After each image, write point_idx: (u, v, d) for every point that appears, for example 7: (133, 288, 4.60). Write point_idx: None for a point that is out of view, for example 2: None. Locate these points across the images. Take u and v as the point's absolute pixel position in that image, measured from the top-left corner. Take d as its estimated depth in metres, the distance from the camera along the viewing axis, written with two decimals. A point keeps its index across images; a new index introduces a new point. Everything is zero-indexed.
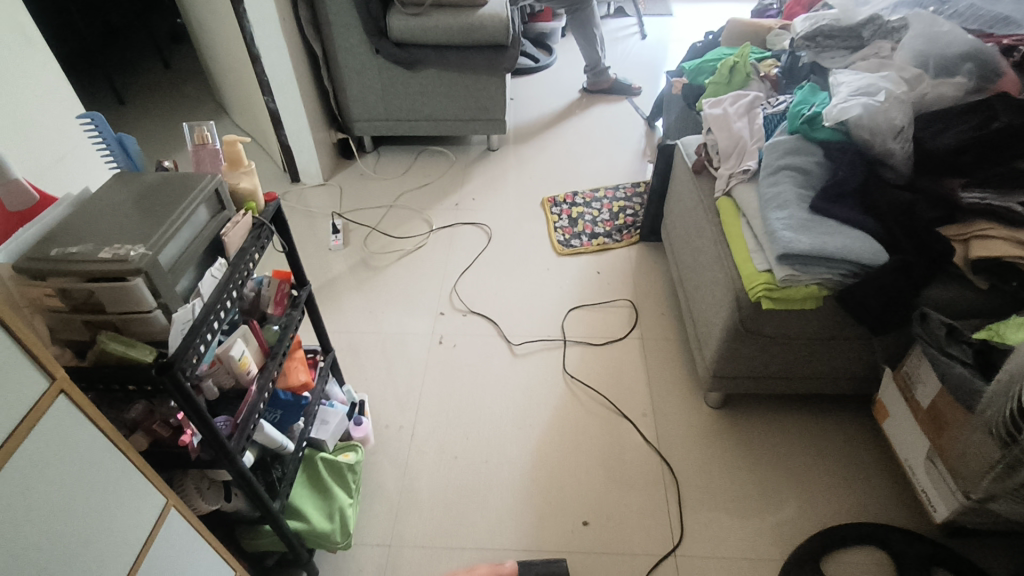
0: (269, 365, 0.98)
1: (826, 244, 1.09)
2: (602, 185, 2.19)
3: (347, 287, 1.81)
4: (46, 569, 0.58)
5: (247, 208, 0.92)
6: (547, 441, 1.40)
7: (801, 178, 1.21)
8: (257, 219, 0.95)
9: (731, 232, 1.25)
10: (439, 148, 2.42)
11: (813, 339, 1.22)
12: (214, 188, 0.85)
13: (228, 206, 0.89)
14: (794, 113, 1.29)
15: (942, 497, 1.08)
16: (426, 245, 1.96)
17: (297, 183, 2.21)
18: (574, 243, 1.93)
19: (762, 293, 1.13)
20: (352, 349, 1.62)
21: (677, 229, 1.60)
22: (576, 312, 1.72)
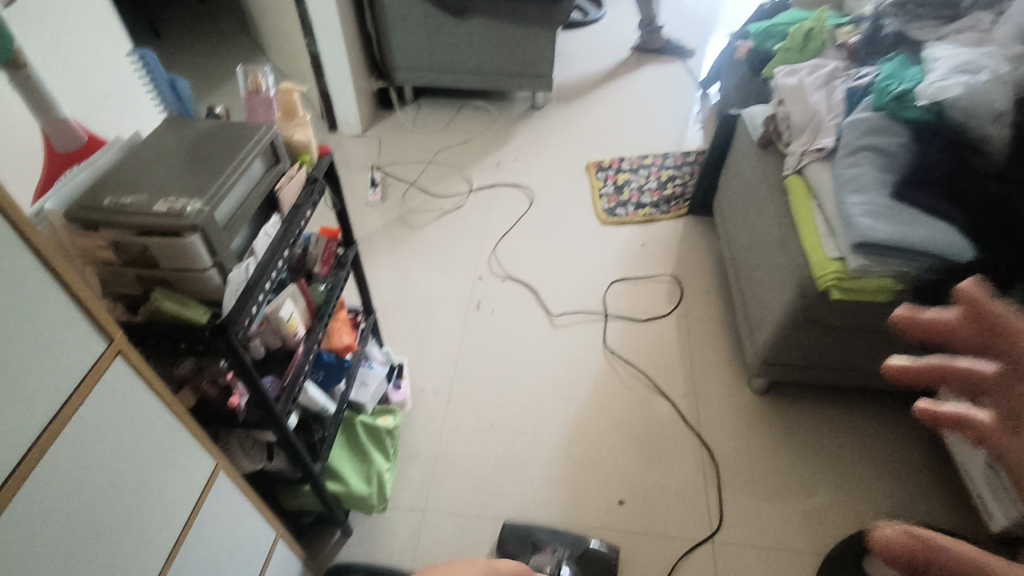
0: (315, 328, 0.96)
1: (907, 235, 1.01)
2: (650, 152, 2.10)
3: (385, 244, 1.77)
4: (103, 535, 0.56)
5: (302, 163, 0.87)
6: (584, 416, 1.37)
7: (883, 160, 1.12)
8: (310, 174, 0.90)
9: (800, 214, 1.17)
10: (481, 103, 2.33)
11: (877, 333, 1.15)
12: (270, 140, 0.80)
13: (283, 160, 0.84)
14: (881, 86, 1.17)
15: (1000, 507, 1.03)
16: (465, 205, 1.90)
17: (335, 132, 2.15)
18: (619, 212, 1.86)
19: (831, 282, 1.06)
20: (388, 309, 1.60)
21: (733, 206, 1.52)
22: (618, 285, 1.67)
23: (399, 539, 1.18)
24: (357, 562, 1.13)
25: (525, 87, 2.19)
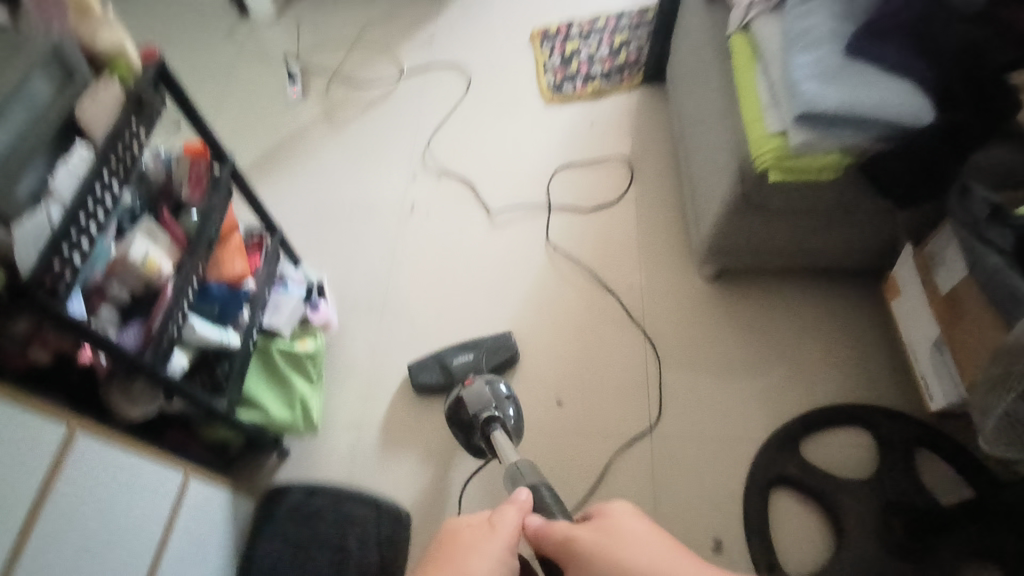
0: (187, 259, 0.86)
1: (855, 98, 0.86)
2: (602, 12, 1.83)
3: (306, 143, 1.63)
4: None
5: (114, 74, 0.73)
6: (526, 318, 1.31)
7: (842, 5, 0.94)
8: (134, 92, 0.75)
9: (743, 82, 1.00)
10: None
11: (824, 211, 1.03)
12: (52, 49, 0.65)
13: (81, 72, 0.69)
14: None
15: (939, 379, 0.99)
16: (395, 93, 1.71)
17: (247, 17, 1.90)
18: (566, 88, 1.66)
19: (771, 162, 0.93)
20: (318, 220, 1.49)
21: (684, 70, 1.32)
22: (562, 173, 1.53)
23: (336, 457, 1.17)
24: (296, 483, 1.14)
25: None
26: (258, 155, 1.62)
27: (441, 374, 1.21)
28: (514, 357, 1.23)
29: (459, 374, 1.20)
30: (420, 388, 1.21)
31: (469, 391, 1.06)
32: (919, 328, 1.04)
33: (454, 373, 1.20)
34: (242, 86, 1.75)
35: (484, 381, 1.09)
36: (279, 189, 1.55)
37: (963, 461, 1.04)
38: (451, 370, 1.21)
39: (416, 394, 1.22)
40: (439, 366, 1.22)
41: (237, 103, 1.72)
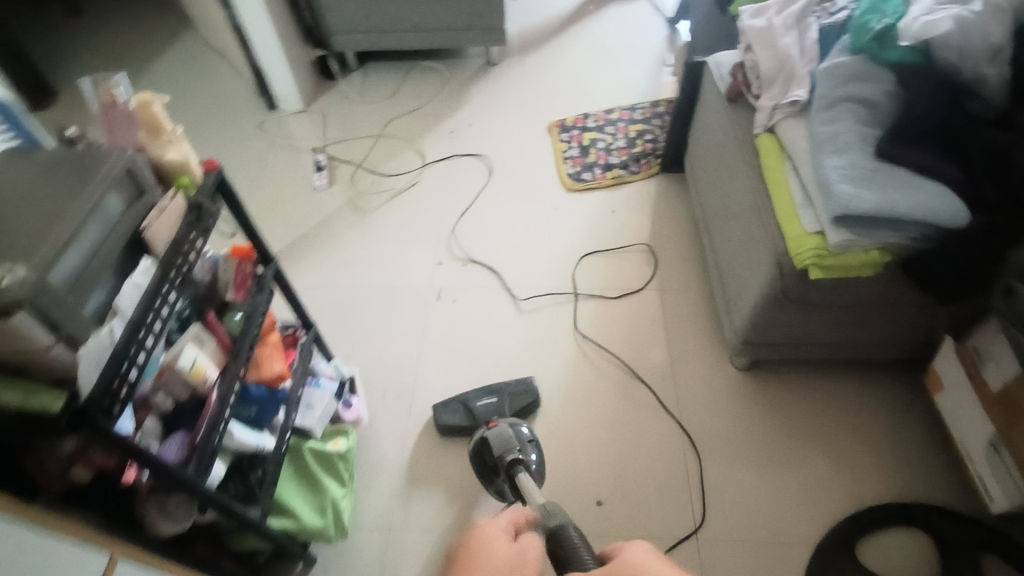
0: (233, 363, 0.84)
1: (893, 201, 0.88)
2: (616, 105, 1.92)
3: (333, 231, 1.65)
4: None
5: (180, 187, 0.73)
6: (560, 410, 1.29)
7: (866, 112, 0.97)
8: (195, 201, 0.75)
9: (773, 179, 1.03)
10: (430, 63, 2.10)
11: (861, 305, 1.04)
12: (125, 168, 0.66)
13: (150, 189, 0.70)
14: (859, 24, 1.00)
15: (996, 476, 0.97)
16: (419, 182, 1.75)
17: (274, 110, 1.98)
18: (586, 177, 1.71)
19: (811, 260, 0.93)
20: (345, 308, 1.49)
21: (706, 164, 1.36)
22: (588, 260, 1.54)
23: (367, 560, 1.12)
24: None
25: (474, 41, 1.96)
26: (285, 243, 1.63)
27: (464, 416, 1.24)
28: (536, 402, 1.26)
29: (482, 416, 1.23)
30: (443, 429, 1.24)
31: (494, 431, 1.08)
32: (969, 421, 1.02)
33: (477, 416, 1.22)
34: (269, 176, 1.80)
35: (509, 424, 1.11)
36: (306, 276, 1.56)
37: None
38: (474, 413, 1.24)
39: (440, 434, 1.25)
40: (462, 408, 1.26)
41: (265, 193, 1.75)
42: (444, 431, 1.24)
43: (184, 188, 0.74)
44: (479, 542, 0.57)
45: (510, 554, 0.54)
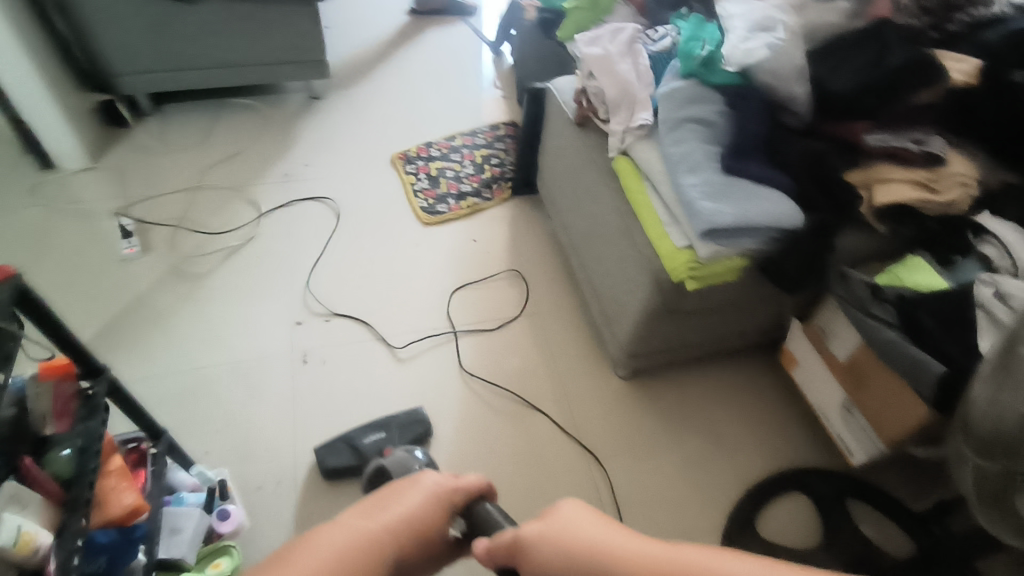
0: (69, 519, 0.66)
1: (746, 212, 0.97)
2: (456, 132, 1.90)
3: (158, 305, 1.41)
4: None
5: None
6: (461, 458, 1.22)
7: (707, 131, 1.07)
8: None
9: (637, 200, 1.08)
10: (245, 101, 1.90)
11: (727, 306, 1.13)
12: None
13: None
14: (684, 50, 1.11)
15: (853, 434, 1.11)
16: (257, 236, 1.57)
17: (52, 170, 1.64)
18: (440, 208, 1.67)
19: (684, 273, 0.99)
20: (191, 394, 1.27)
21: (562, 186, 1.40)
22: (459, 294, 1.50)
23: None
24: None
25: (294, 76, 1.81)
26: (96, 329, 1.35)
27: (351, 456, 1.17)
28: (427, 431, 1.23)
29: (370, 452, 1.18)
30: (329, 473, 1.16)
31: (390, 459, 0.98)
32: (823, 391, 1.16)
33: (364, 454, 1.17)
34: (60, 251, 1.48)
35: (405, 448, 1.01)
36: (132, 365, 1.30)
37: (891, 503, 1.15)
38: (361, 451, 1.18)
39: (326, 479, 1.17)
40: (348, 447, 1.19)
41: (57, 271, 1.44)
42: (330, 475, 1.16)
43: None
44: (409, 487, 0.60)
45: (419, 512, 0.56)
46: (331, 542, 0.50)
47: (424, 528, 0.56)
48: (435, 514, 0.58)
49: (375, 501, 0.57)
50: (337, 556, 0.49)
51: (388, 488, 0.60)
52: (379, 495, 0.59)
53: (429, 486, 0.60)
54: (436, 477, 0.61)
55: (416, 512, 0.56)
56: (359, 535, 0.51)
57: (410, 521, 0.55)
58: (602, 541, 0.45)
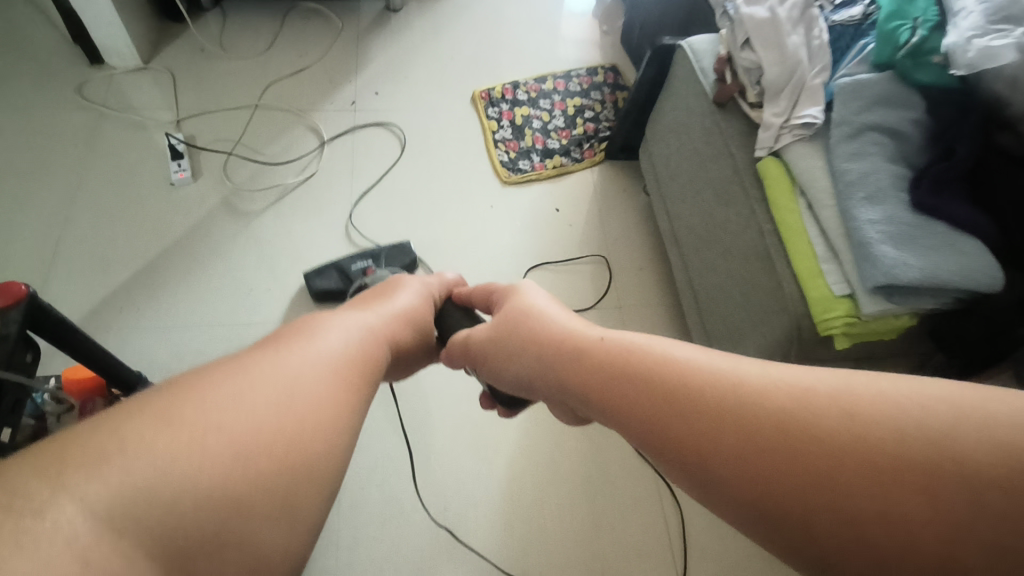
0: None
1: (938, 268, 0.76)
2: (547, 71, 1.65)
3: (206, 244, 1.27)
4: None
5: None
6: (521, 466, 1.09)
7: (896, 147, 0.83)
8: None
9: (786, 223, 0.88)
10: (314, 6, 1.68)
11: (866, 357, 0.94)
12: None
13: None
14: (885, 31, 0.86)
15: None
16: (318, 173, 1.40)
17: (100, 67, 1.48)
18: (523, 164, 1.47)
19: (839, 328, 0.81)
20: (236, 351, 1.16)
21: (675, 170, 1.18)
22: (535, 271, 1.33)
23: None
24: None
25: None
26: (141, 263, 1.23)
27: (338, 279, 1.21)
28: (414, 261, 1.25)
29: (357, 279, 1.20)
30: (316, 293, 1.20)
31: None
32: None
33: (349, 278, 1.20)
34: (106, 166, 1.34)
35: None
36: (178, 311, 1.19)
37: None
38: (348, 276, 1.21)
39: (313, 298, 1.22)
40: (336, 272, 1.22)
41: (103, 190, 1.31)
42: (317, 297, 1.20)
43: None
44: (392, 288, 0.64)
45: (415, 309, 0.61)
46: (334, 328, 0.47)
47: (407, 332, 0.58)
48: (426, 308, 0.64)
49: (373, 295, 0.61)
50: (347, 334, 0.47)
51: (370, 292, 0.61)
52: (368, 293, 0.62)
53: (417, 285, 0.66)
54: (424, 279, 0.67)
55: (411, 306, 0.61)
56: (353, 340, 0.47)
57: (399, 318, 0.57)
58: (553, 318, 0.56)
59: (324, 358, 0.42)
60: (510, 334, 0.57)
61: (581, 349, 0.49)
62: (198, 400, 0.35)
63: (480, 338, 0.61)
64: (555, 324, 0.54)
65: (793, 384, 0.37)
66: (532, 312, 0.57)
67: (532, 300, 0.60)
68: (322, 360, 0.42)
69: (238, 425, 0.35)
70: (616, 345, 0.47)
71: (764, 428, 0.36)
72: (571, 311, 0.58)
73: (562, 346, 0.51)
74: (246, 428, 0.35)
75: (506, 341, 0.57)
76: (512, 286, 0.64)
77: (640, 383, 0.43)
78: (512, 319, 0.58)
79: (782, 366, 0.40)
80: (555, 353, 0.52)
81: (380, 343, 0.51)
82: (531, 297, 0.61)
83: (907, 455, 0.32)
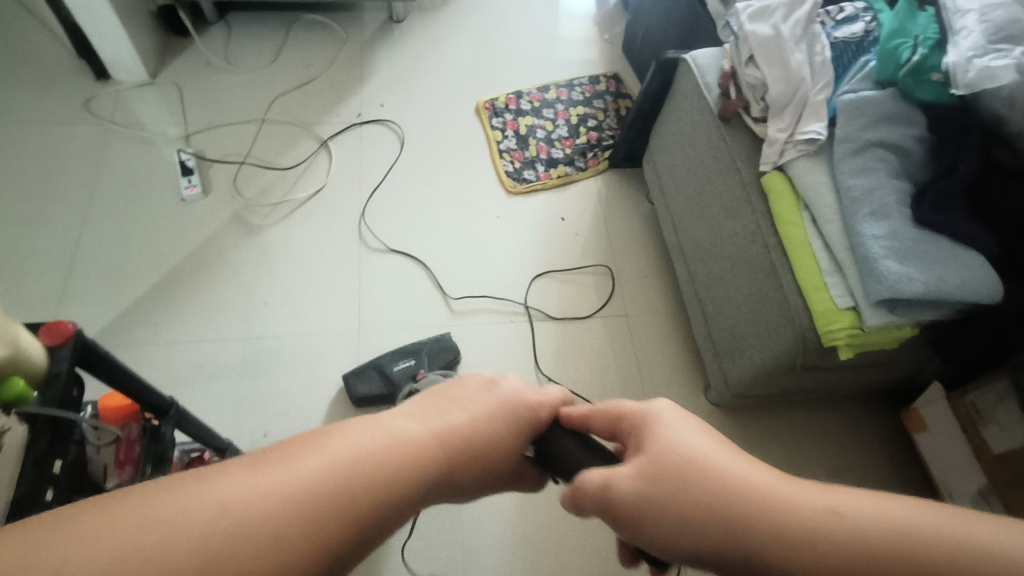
0: None
1: (941, 283, 0.78)
2: (550, 81, 1.67)
3: (216, 258, 1.29)
4: None
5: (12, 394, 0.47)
6: None
7: (896, 162, 0.86)
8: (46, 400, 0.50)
9: (789, 236, 0.90)
10: (318, 18, 1.69)
11: (868, 365, 0.97)
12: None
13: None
14: (887, 49, 0.89)
15: None
16: (325, 187, 1.42)
17: (107, 81, 1.49)
18: (528, 175, 1.49)
19: (842, 340, 0.83)
20: (248, 365, 1.18)
21: (679, 181, 1.20)
22: (541, 281, 1.35)
23: None
24: None
25: None
26: (153, 277, 1.25)
27: (381, 384, 1.14)
28: (457, 359, 1.20)
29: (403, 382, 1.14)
30: (358, 399, 1.13)
31: None
32: (959, 470, 1.00)
33: (395, 384, 1.13)
34: (115, 181, 1.36)
35: (439, 373, 0.96)
36: (189, 326, 1.20)
37: None
38: (391, 380, 1.15)
39: (354, 405, 1.15)
40: (377, 375, 1.15)
41: (112, 206, 1.33)
42: (358, 403, 1.14)
43: (13, 393, 0.48)
44: (476, 388, 0.50)
45: (485, 425, 0.47)
46: (375, 425, 0.41)
47: (483, 444, 0.46)
48: (506, 432, 0.48)
49: (435, 400, 0.47)
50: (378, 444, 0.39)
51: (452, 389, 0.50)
52: (444, 390, 0.49)
53: (507, 395, 0.50)
54: (517, 386, 0.51)
55: (477, 424, 0.46)
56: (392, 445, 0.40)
57: (467, 432, 0.45)
58: (721, 460, 0.41)
59: (336, 474, 0.36)
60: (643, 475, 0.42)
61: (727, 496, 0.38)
62: (180, 496, 0.32)
63: (628, 500, 0.42)
64: (719, 470, 0.40)
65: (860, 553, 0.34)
66: (675, 445, 0.42)
67: (679, 437, 0.43)
68: (331, 467, 0.36)
69: (193, 530, 0.31)
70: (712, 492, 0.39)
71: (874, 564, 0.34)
72: (736, 453, 0.42)
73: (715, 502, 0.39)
74: (199, 536, 0.31)
75: (648, 502, 0.41)
76: (643, 412, 0.47)
77: (699, 528, 0.38)
78: (645, 450, 0.43)
79: (845, 494, 0.38)
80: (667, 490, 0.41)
81: (427, 450, 0.41)
82: (673, 431, 0.44)
83: None
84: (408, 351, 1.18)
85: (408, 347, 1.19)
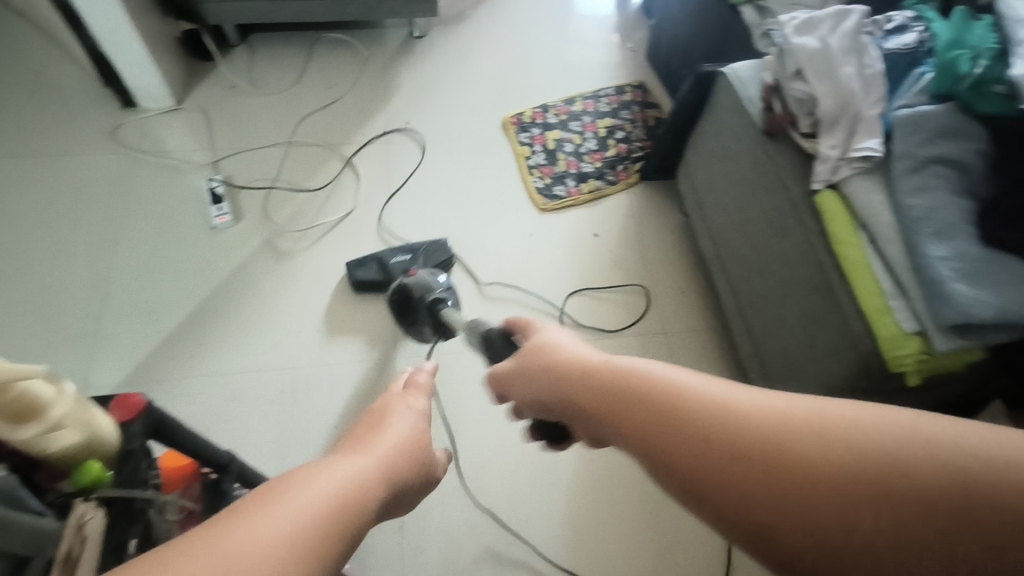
0: None
1: (1015, 305, 0.75)
2: (576, 92, 1.65)
3: (250, 287, 1.28)
4: None
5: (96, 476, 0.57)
6: (578, 498, 1.09)
7: (958, 179, 0.83)
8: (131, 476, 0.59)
9: (847, 257, 0.87)
10: (340, 36, 1.68)
11: (930, 386, 0.94)
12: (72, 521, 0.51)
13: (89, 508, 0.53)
14: (945, 60, 0.86)
15: None
16: (355, 209, 1.40)
17: (133, 109, 1.49)
18: (558, 190, 1.46)
19: (910, 366, 0.81)
20: (287, 394, 1.17)
21: (719, 197, 1.18)
22: (577, 298, 1.33)
23: None
24: None
25: (399, 14, 1.56)
26: (188, 308, 1.24)
27: (378, 272, 1.26)
28: (450, 260, 1.30)
29: (397, 271, 1.25)
30: (355, 284, 1.26)
31: None
32: None
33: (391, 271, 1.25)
34: (146, 212, 1.35)
35: (428, 271, 1.05)
36: (225, 357, 1.19)
37: None
38: (388, 270, 1.26)
39: (353, 289, 1.28)
40: (377, 264, 1.28)
41: (144, 236, 1.32)
42: (358, 287, 1.26)
43: (91, 476, 0.57)
44: (390, 412, 0.58)
45: (417, 433, 0.54)
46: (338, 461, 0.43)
47: (420, 452, 0.52)
48: (428, 434, 0.57)
49: (371, 426, 0.54)
50: (349, 476, 0.41)
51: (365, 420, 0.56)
52: (366, 422, 0.56)
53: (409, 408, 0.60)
54: (417, 400, 0.62)
55: (413, 433, 0.53)
56: (359, 470, 0.43)
57: (406, 443, 0.51)
58: (574, 352, 0.55)
59: (317, 503, 0.37)
60: (527, 366, 0.58)
61: (562, 363, 0.54)
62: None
63: (509, 374, 0.60)
64: (570, 353, 0.55)
65: (657, 383, 0.43)
66: (550, 341, 0.58)
67: (557, 340, 0.58)
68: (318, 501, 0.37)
69: None
70: (563, 362, 0.54)
71: (656, 409, 0.41)
72: (590, 347, 0.56)
73: (565, 375, 0.52)
74: None
75: (532, 381, 0.56)
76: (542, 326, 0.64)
77: (568, 389, 0.51)
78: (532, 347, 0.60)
79: (719, 381, 0.41)
80: (541, 366, 0.56)
81: (384, 476, 0.45)
82: (556, 336, 0.60)
83: (679, 434, 0.39)
84: (406, 247, 1.30)
85: (409, 246, 1.31)
